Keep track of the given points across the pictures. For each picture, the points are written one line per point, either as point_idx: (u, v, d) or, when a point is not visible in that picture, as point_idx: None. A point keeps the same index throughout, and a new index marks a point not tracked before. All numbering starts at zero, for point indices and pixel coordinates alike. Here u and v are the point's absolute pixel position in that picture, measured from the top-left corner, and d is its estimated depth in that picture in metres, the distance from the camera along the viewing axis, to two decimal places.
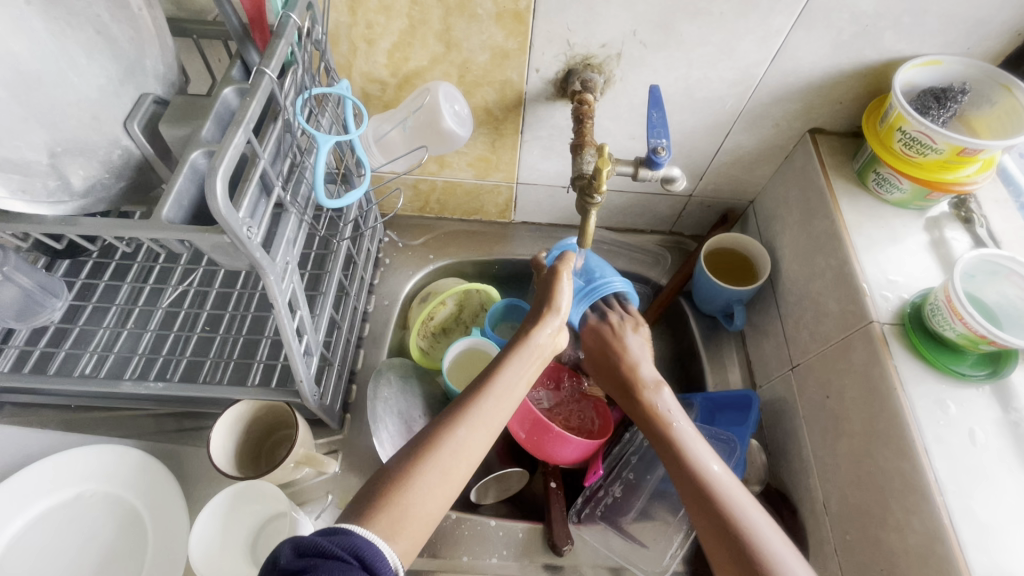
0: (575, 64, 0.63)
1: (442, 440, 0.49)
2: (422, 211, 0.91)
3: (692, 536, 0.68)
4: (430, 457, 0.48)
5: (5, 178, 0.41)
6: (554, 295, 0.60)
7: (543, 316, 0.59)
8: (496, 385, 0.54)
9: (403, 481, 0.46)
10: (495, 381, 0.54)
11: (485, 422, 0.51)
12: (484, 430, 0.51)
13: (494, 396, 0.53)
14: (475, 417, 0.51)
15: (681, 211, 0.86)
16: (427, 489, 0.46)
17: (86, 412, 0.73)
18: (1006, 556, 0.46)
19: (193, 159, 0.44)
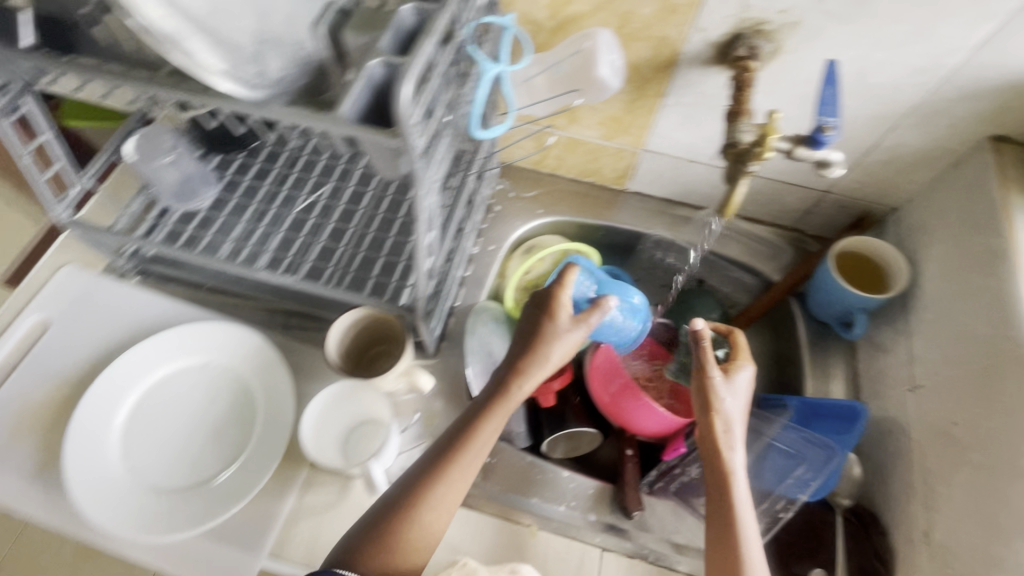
0: (744, 29, 0.60)
1: (430, 489, 0.54)
2: (538, 164, 0.91)
3: (771, 533, 0.64)
4: (417, 500, 0.53)
5: (221, 54, 0.45)
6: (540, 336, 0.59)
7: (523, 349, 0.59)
8: (482, 427, 0.57)
9: (403, 510, 0.53)
10: (480, 428, 0.57)
11: (463, 471, 0.55)
12: (462, 478, 0.55)
13: (473, 450, 0.56)
14: (458, 464, 0.55)
15: (812, 207, 0.81)
16: (421, 522, 0.53)
17: (216, 294, 0.81)
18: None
19: (371, 67, 0.46)
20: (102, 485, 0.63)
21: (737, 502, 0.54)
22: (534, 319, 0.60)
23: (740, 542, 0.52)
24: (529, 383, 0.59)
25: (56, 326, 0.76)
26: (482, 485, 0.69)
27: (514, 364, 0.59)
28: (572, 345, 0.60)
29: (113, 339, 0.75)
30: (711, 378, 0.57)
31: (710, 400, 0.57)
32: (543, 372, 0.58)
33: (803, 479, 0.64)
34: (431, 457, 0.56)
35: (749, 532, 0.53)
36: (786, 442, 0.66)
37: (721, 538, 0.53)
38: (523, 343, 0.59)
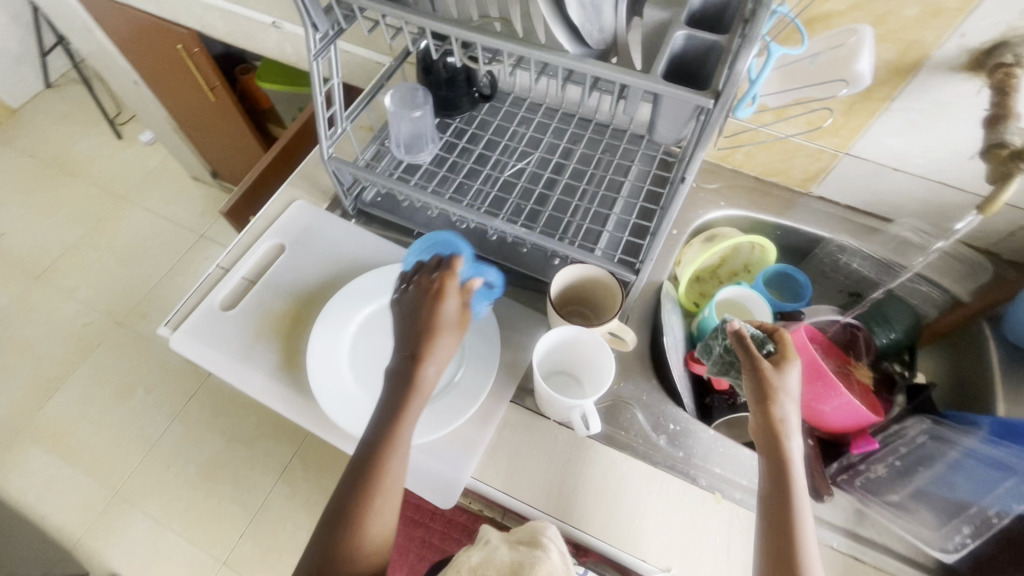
0: (1013, 37, 0.61)
1: (377, 465, 0.56)
2: (723, 159, 0.95)
3: (980, 536, 0.64)
4: (372, 473, 0.56)
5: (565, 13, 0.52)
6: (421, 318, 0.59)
7: (422, 326, 0.58)
8: (406, 403, 0.57)
9: (364, 484, 0.56)
10: (407, 407, 0.57)
11: (396, 459, 0.57)
12: (396, 464, 0.57)
13: (401, 436, 0.57)
14: (397, 434, 0.57)
15: (1018, 230, 0.79)
16: (383, 492, 0.56)
17: (421, 240, 0.88)
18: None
19: (676, 37, 0.52)
20: (340, 397, 0.71)
21: (792, 494, 0.52)
22: (415, 296, 0.61)
23: (796, 541, 0.51)
24: (434, 366, 0.58)
25: (289, 250, 0.85)
26: (666, 448, 0.72)
27: (415, 351, 0.58)
28: (454, 334, 0.59)
29: (337, 267, 0.84)
30: (763, 366, 0.56)
31: (765, 389, 0.56)
32: (441, 355, 0.59)
33: (1012, 492, 0.60)
34: (368, 445, 0.57)
35: (804, 534, 0.51)
36: (984, 455, 0.64)
37: (776, 536, 0.52)
38: (416, 330, 0.59)
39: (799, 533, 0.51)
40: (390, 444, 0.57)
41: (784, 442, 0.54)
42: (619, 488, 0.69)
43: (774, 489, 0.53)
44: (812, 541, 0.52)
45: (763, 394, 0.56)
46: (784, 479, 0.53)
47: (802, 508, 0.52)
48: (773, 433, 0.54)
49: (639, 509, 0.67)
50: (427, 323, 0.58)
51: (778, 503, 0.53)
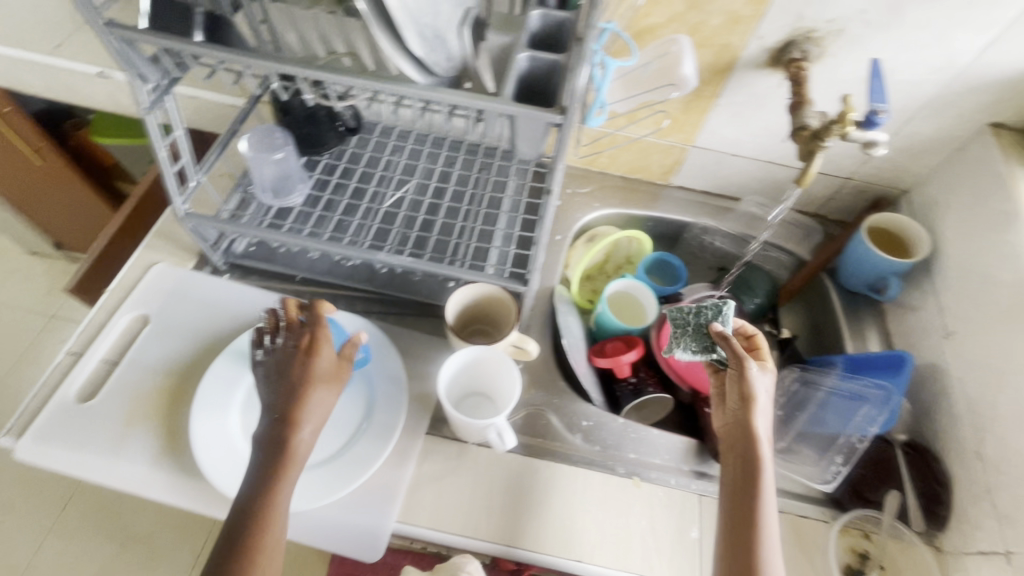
0: (796, 36, 0.72)
1: (259, 527, 0.55)
2: (590, 164, 1.01)
3: (852, 460, 0.74)
4: (253, 537, 0.54)
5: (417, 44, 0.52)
6: (302, 373, 0.61)
7: (307, 382, 0.61)
8: (291, 459, 0.58)
9: (248, 548, 0.53)
10: (291, 462, 0.58)
11: (279, 518, 0.56)
12: (278, 525, 0.56)
13: (283, 495, 0.56)
14: (277, 494, 0.56)
15: (833, 193, 0.93)
16: (265, 554, 0.54)
17: (308, 285, 0.83)
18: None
19: (520, 60, 0.55)
20: (240, 475, 0.64)
21: (761, 490, 0.58)
22: (290, 356, 0.63)
23: (758, 531, 0.56)
24: (309, 427, 0.60)
25: (153, 321, 0.77)
26: (582, 446, 0.75)
27: (291, 408, 0.60)
28: (331, 389, 0.63)
29: (213, 330, 0.77)
30: (749, 369, 0.61)
31: (745, 392, 0.61)
32: (316, 412, 0.61)
33: (870, 416, 0.74)
34: (246, 507, 0.55)
35: (766, 527, 0.57)
36: (844, 389, 0.77)
37: (742, 527, 0.57)
38: (290, 388, 0.61)
39: (761, 518, 0.57)
40: (268, 503, 0.55)
41: (760, 441, 0.60)
42: (544, 497, 0.70)
43: (748, 480, 0.59)
44: (773, 534, 0.57)
45: (745, 395, 0.61)
46: (753, 474, 0.59)
47: (767, 501, 0.58)
48: (750, 429, 0.60)
49: (566, 513, 0.69)
50: (309, 383, 0.61)
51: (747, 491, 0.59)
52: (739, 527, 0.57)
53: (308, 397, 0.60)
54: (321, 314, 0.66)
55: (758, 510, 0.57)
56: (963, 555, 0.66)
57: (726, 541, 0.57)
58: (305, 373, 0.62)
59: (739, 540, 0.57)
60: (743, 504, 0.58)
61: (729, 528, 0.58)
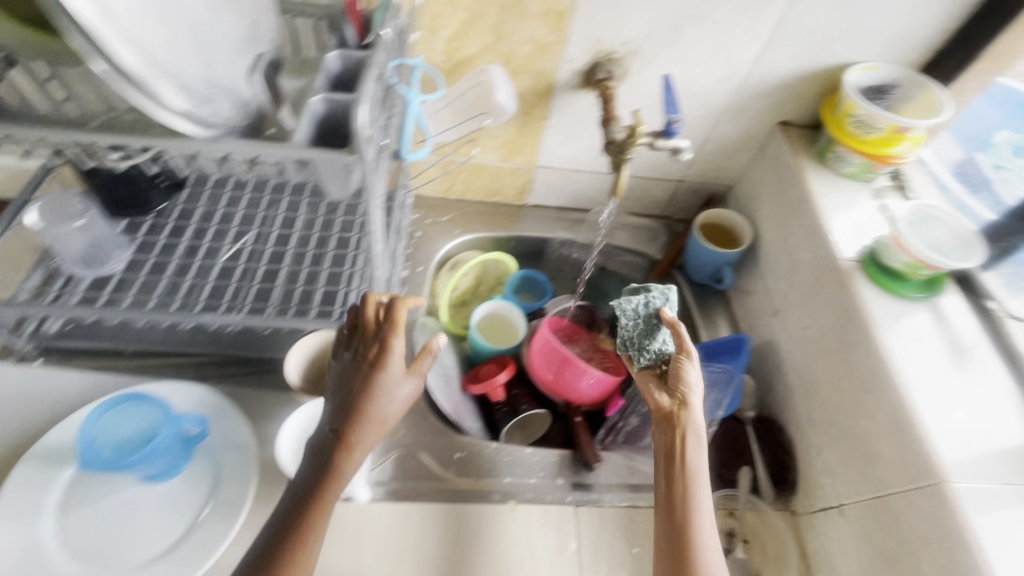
0: (600, 58, 0.77)
1: (291, 551, 0.53)
2: (446, 191, 1.01)
3: (703, 447, 0.77)
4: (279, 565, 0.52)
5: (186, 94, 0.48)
6: (356, 393, 0.57)
7: (360, 392, 0.57)
8: (337, 475, 0.55)
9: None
10: (338, 480, 0.55)
11: (319, 527, 0.55)
12: (315, 535, 0.54)
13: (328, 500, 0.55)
14: (316, 514, 0.54)
15: (672, 194, 1.01)
16: None
17: (138, 358, 0.75)
18: (951, 429, 0.60)
19: (313, 103, 0.54)
20: None
21: (693, 477, 0.59)
22: (358, 370, 0.57)
23: (693, 516, 0.57)
24: (370, 432, 0.56)
25: None
26: (455, 479, 0.74)
27: (347, 429, 0.56)
28: (403, 406, 0.59)
29: (19, 428, 0.67)
30: (686, 364, 0.64)
31: (682, 384, 0.63)
32: (368, 436, 0.57)
33: (717, 400, 0.78)
34: (286, 517, 0.54)
35: (700, 515, 0.58)
36: None
37: (672, 512, 0.58)
38: (352, 406, 0.56)
39: (693, 506, 0.58)
40: (313, 511, 0.54)
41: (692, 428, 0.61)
42: (417, 541, 0.67)
43: (684, 466, 0.60)
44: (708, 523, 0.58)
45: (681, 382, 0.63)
46: (681, 461, 0.60)
47: (698, 489, 0.59)
48: (682, 415, 0.61)
49: (441, 553, 0.67)
50: (369, 398, 0.56)
51: (678, 477, 0.59)
52: (673, 508, 0.58)
53: (365, 412, 0.56)
54: (399, 321, 0.58)
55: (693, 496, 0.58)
56: (811, 515, 0.71)
57: (663, 528, 0.58)
58: (354, 386, 0.57)
59: (672, 524, 0.58)
60: (674, 490, 0.59)
61: (663, 518, 0.58)
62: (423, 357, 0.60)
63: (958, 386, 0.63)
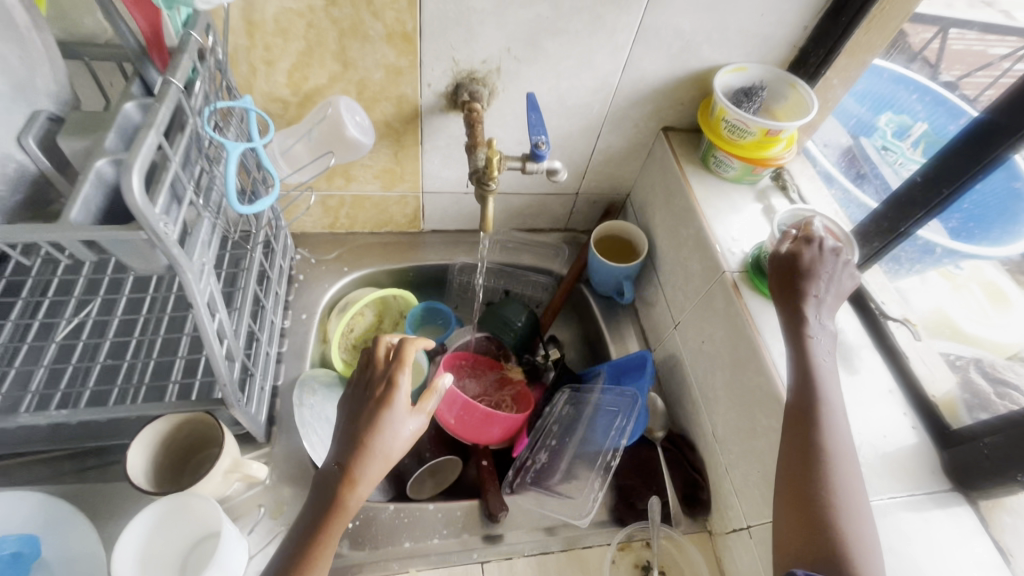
0: (461, 79, 0.72)
1: None
2: (332, 227, 0.93)
3: (608, 481, 0.74)
4: None
5: None
6: (372, 425, 0.55)
7: (372, 421, 0.55)
8: (344, 509, 0.53)
9: None
10: (344, 516, 0.53)
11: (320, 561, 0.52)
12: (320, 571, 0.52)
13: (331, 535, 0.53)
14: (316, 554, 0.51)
15: (571, 208, 0.97)
16: None
17: None
18: None
19: (99, 167, 0.47)
20: None
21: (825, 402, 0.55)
22: (367, 403, 0.57)
23: (820, 447, 0.53)
24: (373, 469, 0.54)
25: None
26: (348, 553, 0.67)
27: (349, 463, 0.54)
28: (411, 436, 0.58)
29: None
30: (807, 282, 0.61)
31: (807, 274, 0.61)
32: (374, 471, 0.54)
33: (621, 427, 0.76)
34: (289, 552, 0.52)
35: (833, 442, 0.53)
36: (607, 402, 0.79)
37: (795, 455, 0.53)
38: (355, 436, 0.55)
39: (830, 427, 0.54)
40: (314, 550, 0.52)
41: (818, 345, 0.58)
42: None
43: (818, 419, 0.54)
44: (847, 468, 0.52)
45: (802, 276, 0.61)
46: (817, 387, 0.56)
47: (831, 413, 0.54)
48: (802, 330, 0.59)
49: None
50: (377, 426, 0.55)
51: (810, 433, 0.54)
52: (795, 482, 0.52)
53: (375, 442, 0.55)
54: (403, 356, 0.58)
55: (822, 426, 0.54)
56: (724, 536, 0.69)
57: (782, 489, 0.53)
58: (371, 416, 0.56)
59: (803, 501, 0.51)
60: (813, 450, 0.53)
61: (839, 475, 0.51)
62: (431, 393, 0.60)
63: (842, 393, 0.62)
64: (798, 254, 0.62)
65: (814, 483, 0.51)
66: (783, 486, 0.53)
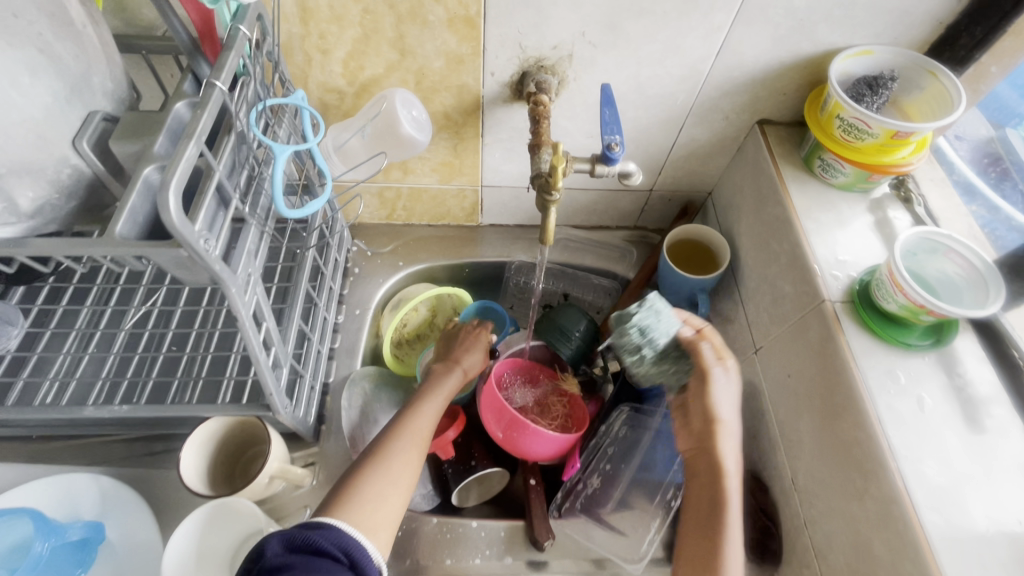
0: (528, 67, 0.64)
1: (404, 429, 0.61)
2: (389, 218, 0.91)
3: (668, 521, 0.68)
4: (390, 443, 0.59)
5: None
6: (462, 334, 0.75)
7: (467, 329, 0.75)
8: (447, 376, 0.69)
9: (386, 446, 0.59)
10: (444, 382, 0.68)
11: (396, 454, 0.58)
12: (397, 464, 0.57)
13: (421, 419, 0.63)
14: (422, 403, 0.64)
15: (643, 205, 0.88)
16: (403, 454, 0.58)
17: (49, 441, 0.70)
18: (962, 489, 0.49)
19: (146, 174, 0.45)
20: None
21: (722, 434, 0.58)
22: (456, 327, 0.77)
23: (718, 461, 0.57)
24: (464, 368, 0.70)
25: None
26: (390, 566, 0.66)
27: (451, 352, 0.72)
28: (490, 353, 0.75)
29: None
30: (712, 385, 0.58)
31: (710, 416, 0.58)
32: (472, 355, 0.72)
33: None
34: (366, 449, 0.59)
35: (731, 475, 0.56)
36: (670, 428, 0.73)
37: (709, 477, 0.57)
38: (451, 343, 0.74)
39: (728, 467, 0.57)
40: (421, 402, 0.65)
41: (715, 376, 0.59)
42: None
43: (718, 445, 0.57)
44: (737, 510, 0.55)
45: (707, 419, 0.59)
46: (708, 406, 0.58)
47: (726, 448, 0.57)
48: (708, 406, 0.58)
49: None
50: (470, 333, 0.74)
51: (710, 514, 0.55)
52: (704, 487, 0.57)
53: (469, 342, 0.73)
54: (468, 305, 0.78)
55: (716, 457, 0.57)
56: None
57: (690, 501, 0.58)
58: (464, 329, 0.75)
59: (708, 511, 0.55)
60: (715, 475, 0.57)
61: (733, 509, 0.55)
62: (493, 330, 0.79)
63: (967, 460, 0.51)
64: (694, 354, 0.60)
65: (715, 515, 0.55)
66: (695, 497, 0.57)
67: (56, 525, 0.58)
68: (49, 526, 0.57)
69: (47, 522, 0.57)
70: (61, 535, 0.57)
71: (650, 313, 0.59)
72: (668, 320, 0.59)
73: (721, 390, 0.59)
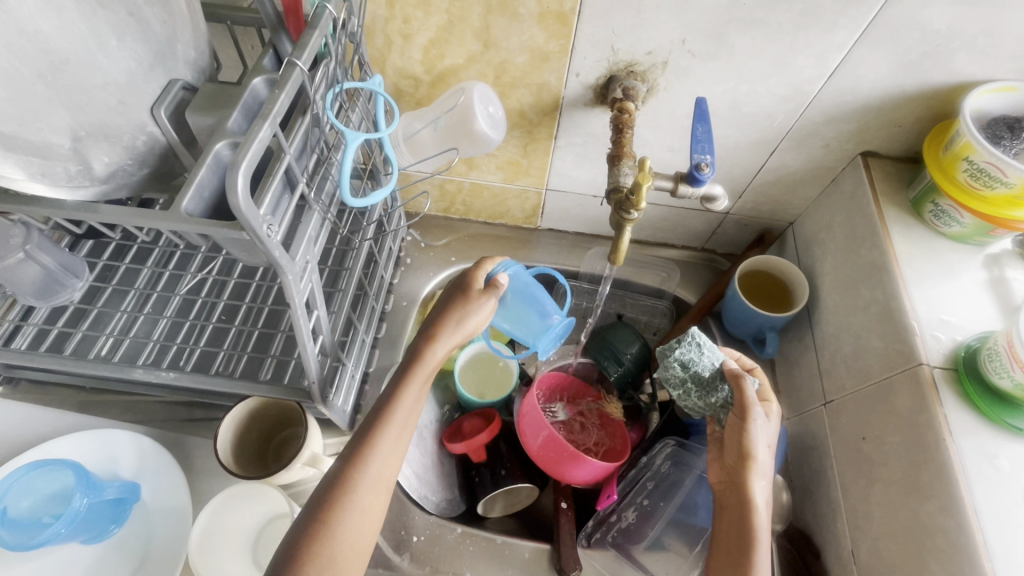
0: (617, 71, 0.60)
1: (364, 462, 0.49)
2: (447, 211, 0.88)
3: None
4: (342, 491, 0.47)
5: (24, 161, 0.41)
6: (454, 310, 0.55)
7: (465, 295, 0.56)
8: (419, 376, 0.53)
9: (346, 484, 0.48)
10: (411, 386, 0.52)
11: (367, 481, 0.48)
12: (367, 495, 0.48)
13: (385, 444, 0.50)
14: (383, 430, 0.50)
15: (715, 228, 0.82)
16: (360, 501, 0.48)
17: (99, 394, 0.72)
18: None
19: (217, 149, 0.43)
20: None
21: (759, 470, 0.51)
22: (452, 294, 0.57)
23: (749, 492, 0.51)
24: (447, 347, 0.54)
25: None
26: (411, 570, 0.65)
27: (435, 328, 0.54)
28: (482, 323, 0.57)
29: None
30: (751, 423, 0.52)
31: (744, 450, 0.52)
32: (459, 333, 0.54)
33: None
34: (339, 463, 0.49)
35: (760, 514, 0.50)
36: None
37: (734, 511, 0.51)
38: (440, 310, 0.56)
39: (756, 503, 0.51)
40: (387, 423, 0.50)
41: (757, 414, 0.53)
42: None
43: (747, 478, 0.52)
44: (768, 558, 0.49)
45: (739, 453, 0.53)
46: (741, 441, 0.53)
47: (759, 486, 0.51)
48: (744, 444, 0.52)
49: None
50: (462, 305, 0.55)
51: (743, 552, 0.49)
52: (728, 524, 0.52)
53: (460, 313, 0.55)
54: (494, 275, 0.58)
55: (744, 492, 0.51)
56: None
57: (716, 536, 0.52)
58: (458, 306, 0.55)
59: (734, 545, 0.50)
60: (741, 513, 0.51)
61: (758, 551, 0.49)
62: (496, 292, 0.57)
63: None
64: (742, 386, 0.54)
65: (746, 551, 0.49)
66: (723, 528, 0.52)
67: (96, 481, 0.58)
68: (88, 484, 0.57)
69: (88, 478, 0.57)
70: (99, 493, 0.57)
71: (692, 347, 0.57)
72: (711, 353, 0.57)
73: (761, 430, 0.53)
